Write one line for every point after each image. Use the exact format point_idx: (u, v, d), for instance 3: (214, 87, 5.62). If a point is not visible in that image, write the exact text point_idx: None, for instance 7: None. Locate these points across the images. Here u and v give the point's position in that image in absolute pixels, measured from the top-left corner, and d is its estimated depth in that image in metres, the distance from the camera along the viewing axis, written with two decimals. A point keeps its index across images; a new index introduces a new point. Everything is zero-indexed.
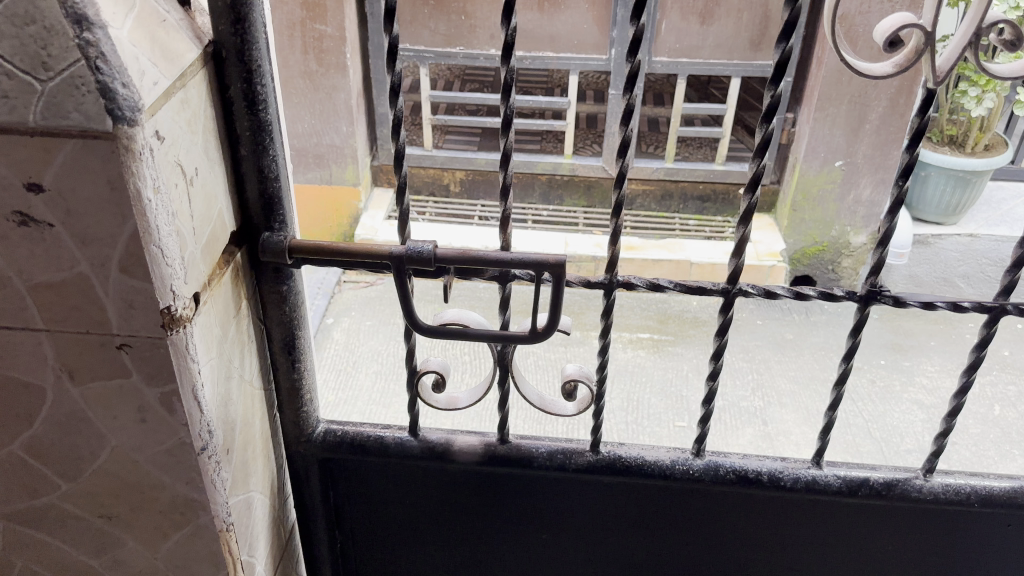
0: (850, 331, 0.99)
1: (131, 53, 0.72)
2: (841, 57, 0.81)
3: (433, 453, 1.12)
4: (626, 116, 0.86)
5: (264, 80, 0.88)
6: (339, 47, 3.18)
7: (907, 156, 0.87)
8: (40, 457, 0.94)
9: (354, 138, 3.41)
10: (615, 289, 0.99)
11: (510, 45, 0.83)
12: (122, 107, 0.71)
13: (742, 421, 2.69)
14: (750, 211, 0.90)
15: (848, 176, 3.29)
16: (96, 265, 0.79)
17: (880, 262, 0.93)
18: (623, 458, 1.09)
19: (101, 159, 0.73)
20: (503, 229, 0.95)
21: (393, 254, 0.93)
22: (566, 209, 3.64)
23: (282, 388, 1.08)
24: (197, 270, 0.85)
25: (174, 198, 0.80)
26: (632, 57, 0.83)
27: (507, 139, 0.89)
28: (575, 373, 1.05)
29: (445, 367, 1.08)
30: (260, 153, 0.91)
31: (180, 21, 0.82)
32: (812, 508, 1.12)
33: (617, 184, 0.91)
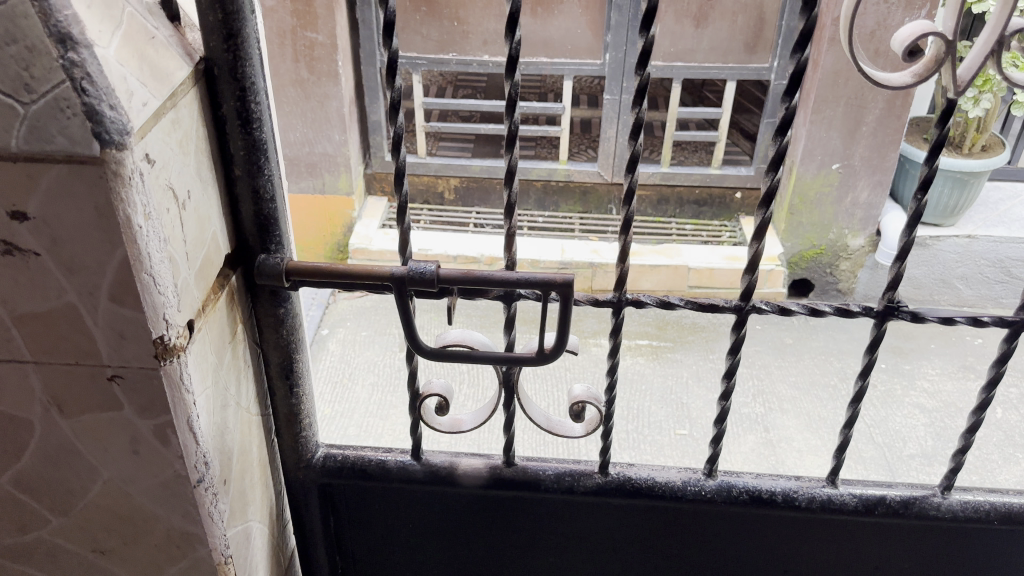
0: (865, 349, 0.96)
1: (119, 73, 0.69)
2: (858, 66, 0.78)
3: (436, 477, 1.09)
4: (635, 130, 0.83)
5: (259, 98, 0.85)
6: (331, 55, 3.14)
7: (925, 168, 0.84)
8: (29, 492, 0.90)
9: (347, 147, 3.36)
10: (624, 307, 0.95)
11: (514, 57, 0.80)
12: (110, 130, 0.68)
13: (744, 428, 2.66)
14: (764, 226, 0.87)
15: (846, 179, 3.24)
16: (84, 293, 0.76)
17: (898, 276, 0.90)
18: (633, 479, 1.07)
19: (88, 185, 0.70)
20: (508, 247, 0.92)
21: (394, 275, 0.90)
22: (561, 214, 3.60)
23: (280, 413, 1.05)
24: (190, 296, 0.82)
25: (166, 223, 0.76)
26: (642, 70, 0.80)
27: (511, 154, 0.86)
28: (583, 395, 1.02)
29: (449, 389, 1.04)
30: (255, 173, 0.88)
31: (170, 37, 0.78)
32: (828, 531, 1.09)
33: (626, 199, 0.88)
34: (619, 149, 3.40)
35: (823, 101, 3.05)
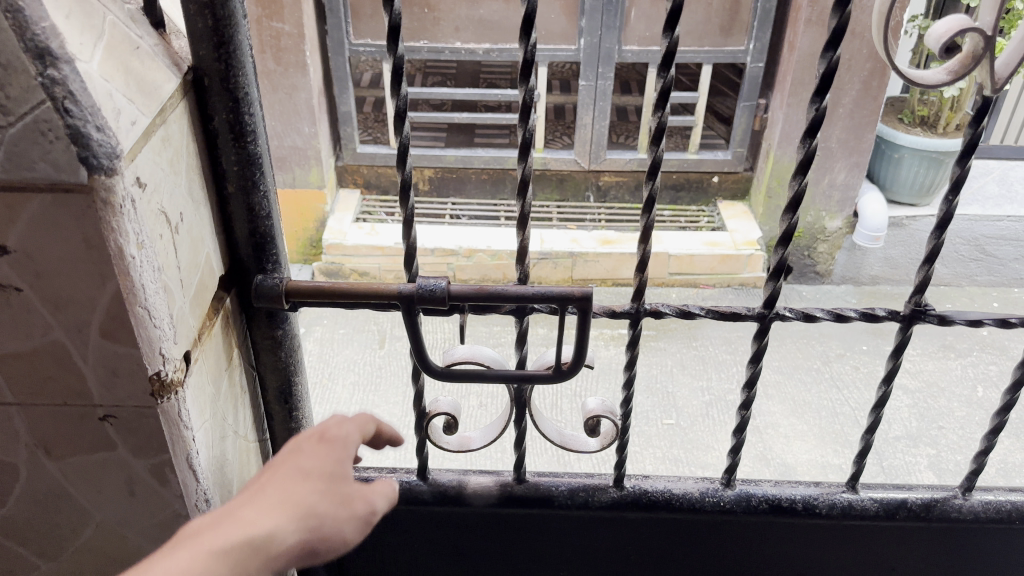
0: (890, 354, 0.93)
1: (104, 89, 0.63)
2: (892, 65, 0.74)
3: (444, 497, 1.04)
4: (657, 135, 0.78)
5: (253, 109, 0.79)
6: (298, 45, 3.04)
7: (957, 169, 0.81)
8: (15, 538, 0.84)
9: (317, 139, 3.25)
10: (642, 318, 0.91)
11: (530, 63, 0.75)
12: (97, 155, 0.61)
13: (730, 415, 2.64)
14: (790, 233, 0.84)
15: (823, 161, 3.12)
16: (72, 330, 0.69)
17: (925, 279, 0.88)
18: (649, 493, 1.03)
19: (75, 215, 0.63)
20: (521, 258, 0.87)
21: (402, 293, 0.85)
22: (538, 203, 3.55)
23: (279, 438, 0.99)
24: (186, 326, 0.76)
25: (159, 251, 0.70)
26: (666, 71, 0.75)
27: (525, 164, 0.81)
28: (597, 409, 0.97)
29: (457, 407, 1.00)
30: (249, 190, 0.81)
31: (156, 46, 0.72)
32: (848, 540, 1.07)
33: (645, 207, 0.83)
34: (596, 135, 3.34)
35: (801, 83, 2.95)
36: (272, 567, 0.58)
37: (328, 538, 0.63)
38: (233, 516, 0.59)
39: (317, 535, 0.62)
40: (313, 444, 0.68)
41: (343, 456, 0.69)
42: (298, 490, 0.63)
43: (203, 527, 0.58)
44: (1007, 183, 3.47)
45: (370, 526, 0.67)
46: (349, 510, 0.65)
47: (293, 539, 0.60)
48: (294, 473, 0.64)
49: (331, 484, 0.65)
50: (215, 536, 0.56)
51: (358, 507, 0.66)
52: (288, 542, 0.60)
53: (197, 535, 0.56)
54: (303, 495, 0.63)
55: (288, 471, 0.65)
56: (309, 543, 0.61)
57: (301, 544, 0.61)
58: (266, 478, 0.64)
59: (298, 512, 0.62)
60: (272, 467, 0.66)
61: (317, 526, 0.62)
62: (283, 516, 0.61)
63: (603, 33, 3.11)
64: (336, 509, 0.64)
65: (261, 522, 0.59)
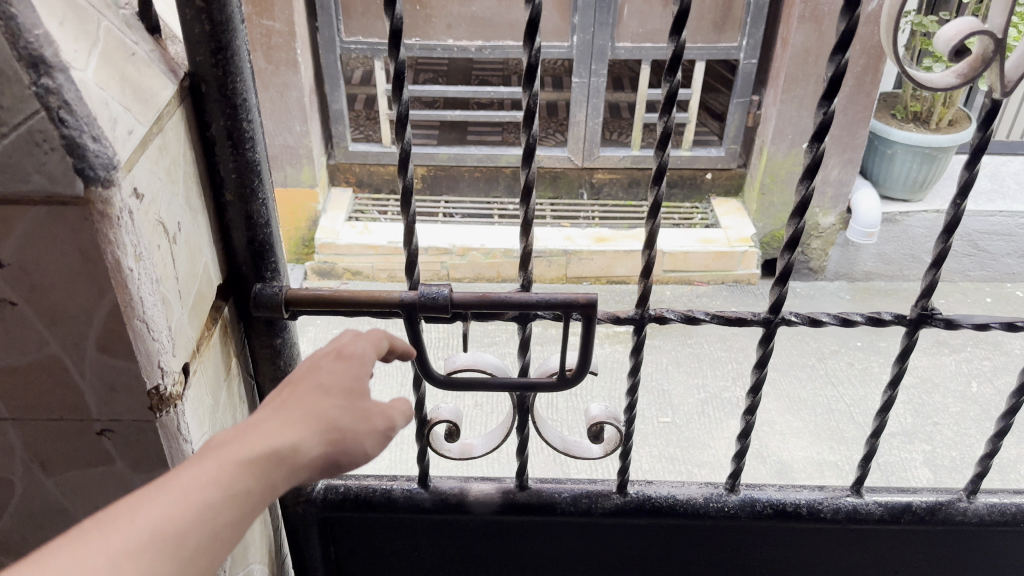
0: (895, 358, 0.93)
1: (100, 98, 0.61)
2: (898, 66, 0.74)
3: (446, 505, 1.03)
4: (663, 140, 0.77)
5: (252, 116, 0.77)
6: (289, 43, 3.01)
7: (965, 173, 0.81)
8: (9, 554, 0.82)
9: (309, 138, 3.23)
10: (646, 324, 0.90)
11: (534, 68, 0.73)
12: (94, 166, 0.59)
13: (726, 413, 2.63)
14: (797, 238, 0.83)
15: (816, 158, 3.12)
16: (69, 345, 0.68)
17: (932, 283, 0.87)
18: (653, 498, 1.02)
19: (71, 228, 0.62)
20: (524, 265, 0.85)
21: (404, 301, 0.83)
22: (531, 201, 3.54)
23: None
24: (184, 337, 0.75)
25: (157, 261, 0.69)
26: (672, 76, 0.74)
27: (529, 170, 0.79)
28: (601, 415, 0.96)
29: (458, 415, 0.98)
30: (247, 198, 0.80)
31: (152, 52, 0.70)
32: (853, 544, 1.06)
33: (650, 213, 0.82)
34: (589, 132, 3.33)
35: (795, 79, 2.94)
36: (293, 479, 0.57)
37: (351, 451, 0.61)
38: (254, 429, 0.57)
39: (340, 448, 0.60)
40: (333, 358, 0.65)
41: (364, 371, 0.66)
42: (319, 404, 0.61)
43: (224, 441, 0.56)
44: (999, 178, 3.47)
45: (391, 440, 0.64)
46: (371, 424, 0.63)
47: (315, 451, 0.58)
48: (315, 386, 0.62)
49: (353, 399, 0.63)
50: (236, 450, 0.55)
51: (380, 421, 0.64)
52: (308, 456, 0.58)
53: (218, 449, 0.55)
54: (323, 408, 0.61)
55: (307, 384, 0.62)
56: (331, 456, 0.60)
57: (321, 459, 0.59)
58: (287, 391, 0.62)
59: (319, 426, 0.59)
60: (293, 379, 0.63)
61: (338, 440, 0.60)
62: (304, 429, 0.59)
63: (596, 30, 3.09)
64: (356, 423, 0.62)
65: (282, 436, 0.57)
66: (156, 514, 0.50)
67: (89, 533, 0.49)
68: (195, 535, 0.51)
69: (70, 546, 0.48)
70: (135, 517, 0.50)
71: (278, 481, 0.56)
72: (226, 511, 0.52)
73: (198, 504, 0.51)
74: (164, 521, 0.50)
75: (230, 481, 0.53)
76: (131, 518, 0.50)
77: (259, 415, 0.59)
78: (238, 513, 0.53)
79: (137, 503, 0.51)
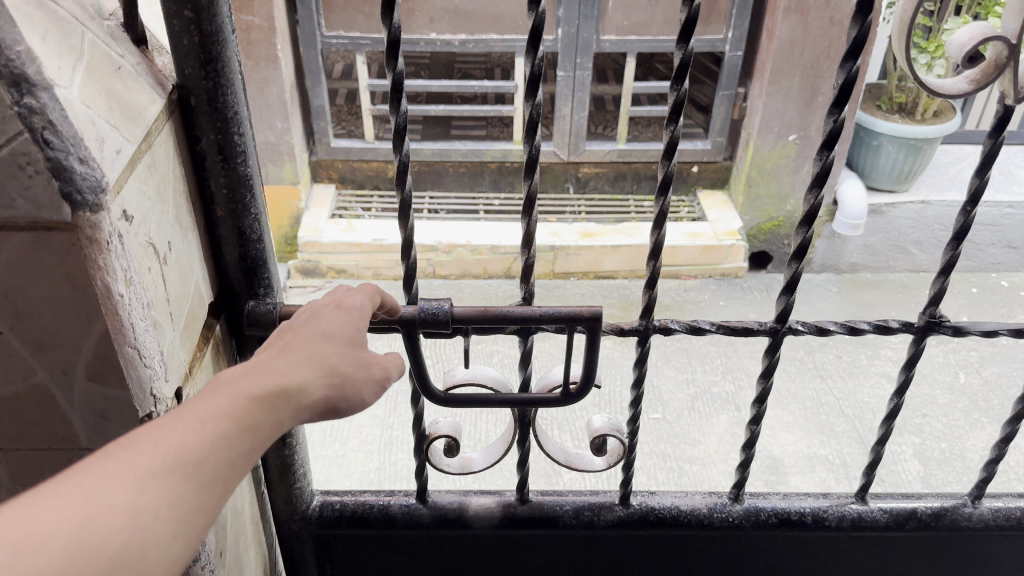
0: (902, 366, 0.91)
1: (86, 116, 0.58)
2: (911, 73, 0.72)
3: (446, 521, 1.01)
4: (670, 149, 0.75)
5: (243, 129, 0.74)
6: (269, 38, 2.97)
7: (976, 180, 0.79)
8: None
9: (290, 135, 3.17)
10: (650, 335, 0.88)
11: (537, 78, 0.71)
12: (81, 190, 0.56)
13: (715, 408, 2.63)
14: (804, 248, 0.82)
15: (802, 150, 3.12)
16: (57, 373, 0.65)
17: (941, 291, 0.85)
18: (656, 509, 1.01)
19: (58, 254, 0.59)
20: (526, 278, 0.83)
21: (402, 317, 0.80)
22: (517, 196, 3.51)
23: (272, 466, 0.96)
24: (177, 359, 0.72)
25: (148, 284, 0.66)
26: (680, 85, 0.72)
27: (532, 181, 0.77)
28: (604, 427, 0.94)
29: (457, 428, 0.96)
30: (239, 214, 0.77)
31: (138, 65, 0.67)
32: (857, 551, 1.05)
33: (656, 225, 0.80)
34: (575, 126, 3.30)
35: (781, 71, 2.93)
36: (297, 419, 0.58)
37: (350, 396, 0.62)
38: (262, 368, 0.58)
39: (340, 393, 0.62)
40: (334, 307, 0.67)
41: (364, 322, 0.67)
42: (322, 350, 0.62)
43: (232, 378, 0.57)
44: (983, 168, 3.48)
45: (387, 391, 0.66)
46: (370, 371, 0.64)
47: (319, 393, 0.60)
48: (317, 333, 0.63)
49: (353, 348, 0.64)
50: (247, 386, 0.56)
51: (377, 371, 0.65)
52: (312, 399, 0.59)
53: (228, 384, 0.56)
54: (326, 353, 0.62)
55: (311, 329, 0.63)
56: (332, 400, 0.61)
57: (323, 402, 0.60)
58: (289, 335, 0.62)
59: (322, 369, 0.61)
60: (293, 325, 0.64)
61: (339, 385, 0.62)
62: (309, 372, 0.60)
63: (581, 23, 3.07)
64: (357, 370, 0.63)
65: (290, 376, 0.58)
66: (175, 442, 0.51)
67: (111, 456, 0.49)
68: (212, 463, 0.52)
69: (92, 468, 0.49)
70: (154, 444, 0.51)
71: (285, 419, 0.57)
72: (239, 443, 0.54)
73: (214, 435, 0.53)
74: (183, 449, 0.51)
75: (243, 415, 0.54)
76: (152, 443, 0.51)
77: (265, 357, 0.60)
78: (251, 446, 0.54)
79: (156, 430, 0.51)
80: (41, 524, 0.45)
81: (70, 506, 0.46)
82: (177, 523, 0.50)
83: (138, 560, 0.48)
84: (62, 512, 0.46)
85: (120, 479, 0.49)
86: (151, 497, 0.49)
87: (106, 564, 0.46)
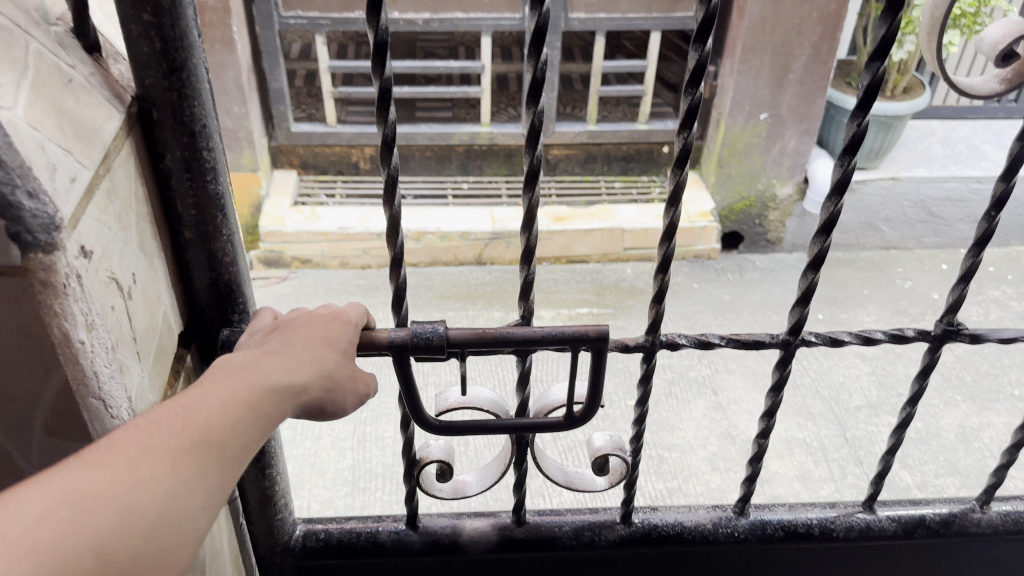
0: (916, 376, 0.87)
1: (34, 141, 0.50)
2: (943, 74, 0.68)
3: (438, 547, 0.95)
4: (682, 157, 0.69)
5: (213, 143, 0.66)
6: (224, 20, 2.84)
7: (1001, 185, 0.74)
8: None
9: (249, 120, 3.05)
10: (657, 351, 0.82)
11: (539, 83, 0.65)
12: (31, 229, 0.49)
13: (692, 393, 2.61)
14: (820, 258, 0.76)
15: (774, 128, 3.08)
16: (11, 428, 0.58)
17: (960, 298, 0.81)
18: (659, 527, 0.96)
19: (8, 301, 0.51)
20: (525, 296, 0.76)
21: (393, 342, 0.74)
22: (486, 180, 3.44)
23: (251, 497, 0.90)
24: (146, 402, 0.65)
25: (112, 326, 0.58)
26: (694, 90, 0.65)
27: (532, 194, 0.70)
28: (606, 447, 0.88)
29: (450, 452, 0.90)
30: (211, 238, 0.69)
31: (92, 76, 0.60)
32: (864, 560, 1.02)
33: (665, 238, 0.74)
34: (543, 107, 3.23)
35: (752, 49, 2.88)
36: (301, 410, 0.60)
37: (340, 400, 0.64)
38: (272, 360, 0.59)
39: (335, 394, 0.63)
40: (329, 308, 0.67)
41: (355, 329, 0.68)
42: (324, 348, 0.63)
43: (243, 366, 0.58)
44: (950, 143, 3.50)
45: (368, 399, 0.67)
46: (354, 384, 0.65)
47: (321, 389, 0.61)
48: (319, 332, 0.63)
49: (348, 350, 0.66)
50: (260, 375, 0.57)
51: (362, 383, 0.66)
52: (313, 396, 0.60)
53: (244, 370, 0.57)
54: (328, 351, 0.63)
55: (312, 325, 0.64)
56: (329, 398, 0.62)
57: (318, 402, 0.61)
58: (288, 331, 0.63)
59: (326, 366, 0.62)
60: (289, 324, 0.64)
61: (334, 386, 0.62)
62: (314, 368, 0.61)
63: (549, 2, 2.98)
64: (350, 372, 0.65)
65: (298, 371, 0.59)
66: (205, 419, 0.52)
67: (147, 426, 0.50)
68: (236, 444, 0.53)
69: (133, 435, 0.50)
70: (188, 416, 0.52)
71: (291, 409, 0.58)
72: (254, 427, 0.55)
73: (237, 416, 0.54)
74: (208, 427, 0.52)
75: (260, 402, 0.56)
76: (183, 418, 0.52)
77: (269, 349, 0.60)
78: (264, 431, 0.56)
79: (185, 405, 0.52)
80: (93, 484, 0.46)
81: (115, 471, 0.48)
82: (207, 496, 0.51)
83: (174, 528, 0.49)
84: (111, 476, 0.47)
85: (158, 449, 0.50)
86: (186, 470, 0.50)
87: (149, 527, 0.48)
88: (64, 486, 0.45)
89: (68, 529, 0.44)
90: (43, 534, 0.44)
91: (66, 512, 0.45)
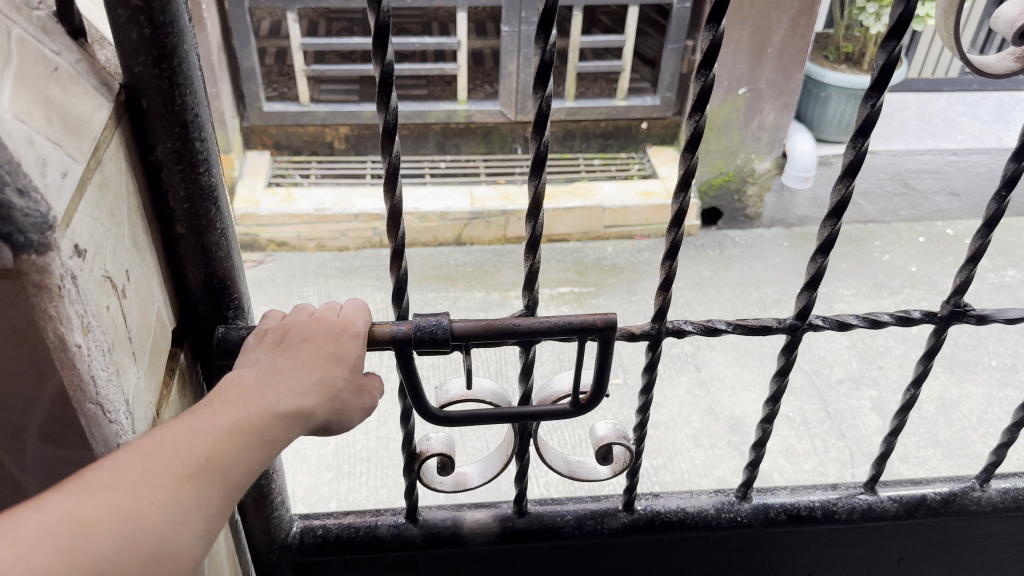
0: (921, 358, 0.86)
1: (22, 134, 0.47)
2: (960, 54, 0.67)
3: (438, 540, 0.93)
4: (693, 142, 0.67)
5: (205, 134, 0.63)
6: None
7: (1011, 165, 0.73)
8: None
9: (220, 100, 2.97)
10: (663, 338, 0.81)
11: (548, 65, 0.62)
12: (24, 229, 0.46)
13: (676, 369, 2.62)
14: (829, 242, 0.75)
15: (752, 103, 3.07)
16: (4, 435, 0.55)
17: (966, 280, 0.80)
18: (662, 513, 0.95)
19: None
20: (529, 284, 0.74)
21: (395, 337, 0.71)
22: (464, 158, 3.41)
23: (247, 496, 0.87)
24: (143, 404, 0.62)
25: (107, 326, 0.55)
26: (706, 71, 0.63)
27: (538, 181, 0.68)
28: (609, 436, 0.87)
29: (451, 444, 0.87)
30: (204, 231, 0.66)
31: (78, 63, 0.56)
32: (865, 539, 1.02)
33: (674, 223, 0.72)
34: (521, 84, 3.18)
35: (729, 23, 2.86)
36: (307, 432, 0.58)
37: (348, 417, 0.62)
38: (280, 381, 0.58)
39: (344, 415, 0.61)
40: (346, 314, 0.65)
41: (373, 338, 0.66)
42: (336, 364, 0.61)
43: (251, 386, 0.57)
44: (925, 116, 3.51)
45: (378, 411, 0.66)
46: (361, 399, 0.63)
47: (329, 411, 0.60)
48: (331, 346, 0.61)
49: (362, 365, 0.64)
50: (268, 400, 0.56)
51: (372, 397, 0.64)
52: (320, 418, 0.59)
53: (253, 394, 0.56)
54: (340, 367, 0.61)
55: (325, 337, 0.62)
56: (336, 418, 0.61)
57: (325, 423, 0.60)
58: (298, 343, 0.61)
59: (335, 388, 0.60)
60: (299, 332, 0.62)
61: (340, 407, 0.61)
62: (323, 390, 0.59)
63: None
64: (359, 389, 0.63)
65: (306, 395, 0.58)
66: (207, 447, 0.52)
67: (148, 452, 0.50)
68: (237, 473, 0.53)
69: (135, 460, 0.49)
70: (191, 444, 0.51)
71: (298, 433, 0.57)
72: (256, 456, 0.54)
73: (241, 443, 0.53)
74: (211, 456, 0.52)
75: (265, 427, 0.55)
76: (186, 445, 0.51)
77: (278, 366, 0.59)
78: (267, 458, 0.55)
79: (189, 431, 0.52)
80: (92, 513, 0.47)
81: (114, 499, 0.48)
82: (206, 523, 0.51)
83: (171, 558, 0.49)
84: (111, 504, 0.47)
85: (160, 476, 0.50)
86: (184, 500, 0.50)
87: (145, 557, 0.48)
88: (62, 513, 0.46)
89: (65, 556, 0.45)
90: (40, 562, 0.45)
91: (64, 538, 0.45)
